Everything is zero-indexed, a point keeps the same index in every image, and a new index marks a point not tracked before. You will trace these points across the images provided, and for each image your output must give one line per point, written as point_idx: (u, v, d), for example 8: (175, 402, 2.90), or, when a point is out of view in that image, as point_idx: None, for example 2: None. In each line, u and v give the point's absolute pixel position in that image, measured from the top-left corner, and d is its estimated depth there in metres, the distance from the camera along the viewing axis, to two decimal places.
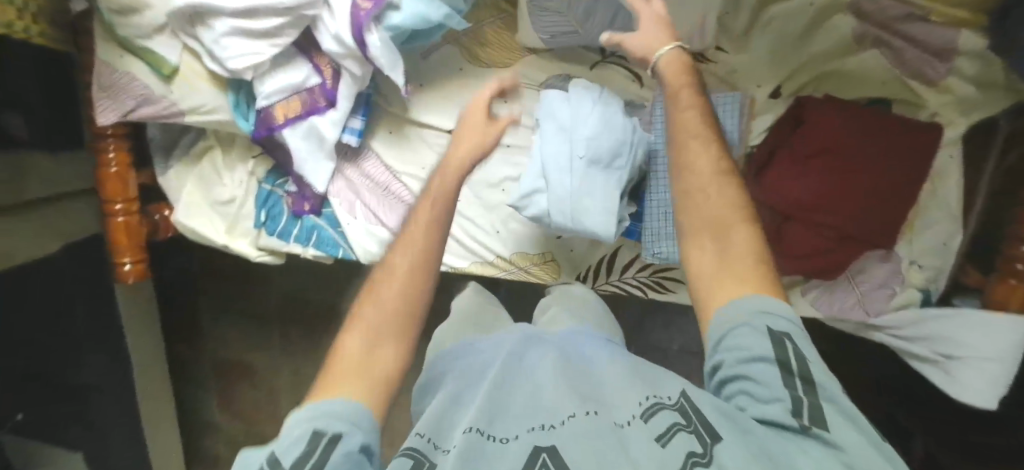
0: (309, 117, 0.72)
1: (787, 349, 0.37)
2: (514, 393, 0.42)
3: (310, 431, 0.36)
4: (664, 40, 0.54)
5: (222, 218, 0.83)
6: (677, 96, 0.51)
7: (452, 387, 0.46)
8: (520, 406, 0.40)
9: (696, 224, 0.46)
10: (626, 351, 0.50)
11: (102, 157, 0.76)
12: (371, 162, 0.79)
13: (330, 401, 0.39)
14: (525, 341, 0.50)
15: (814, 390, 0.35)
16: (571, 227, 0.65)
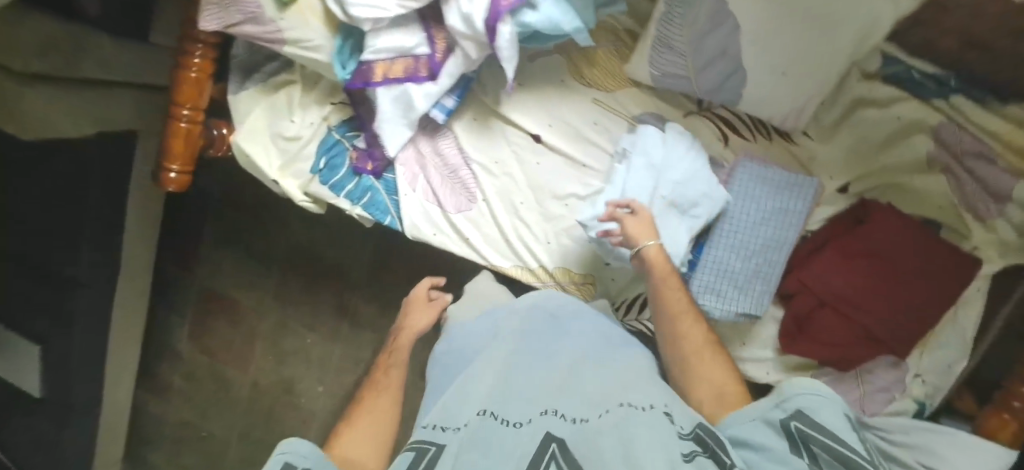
0: (406, 82, 0.72)
1: (795, 427, 0.45)
2: (521, 391, 0.54)
3: (282, 463, 0.48)
4: (648, 235, 0.63)
5: (279, 153, 0.82)
6: (665, 282, 0.63)
7: (466, 380, 0.59)
8: (524, 401, 0.53)
9: (686, 369, 0.58)
10: (621, 352, 0.62)
11: (186, 59, 0.74)
12: (447, 142, 0.80)
13: (302, 442, 0.50)
14: (528, 353, 0.62)
15: (820, 454, 0.42)
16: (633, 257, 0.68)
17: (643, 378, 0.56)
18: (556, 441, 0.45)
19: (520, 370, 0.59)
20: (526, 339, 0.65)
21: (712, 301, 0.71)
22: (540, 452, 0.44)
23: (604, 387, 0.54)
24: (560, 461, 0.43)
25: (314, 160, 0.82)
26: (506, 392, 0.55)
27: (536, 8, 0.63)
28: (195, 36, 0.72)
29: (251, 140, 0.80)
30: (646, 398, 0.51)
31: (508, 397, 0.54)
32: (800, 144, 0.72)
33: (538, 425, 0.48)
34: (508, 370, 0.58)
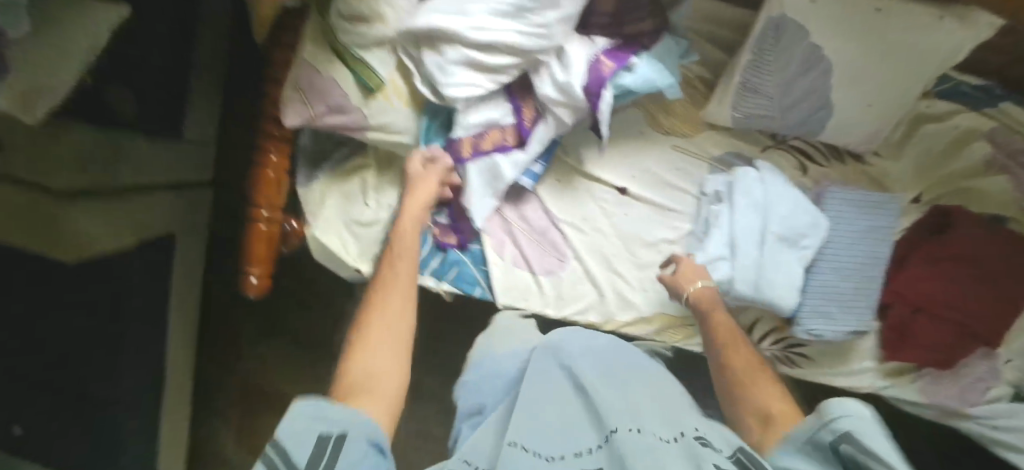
0: (494, 154, 0.72)
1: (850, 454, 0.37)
2: (558, 420, 0.51)
3: (316, 435, 0.41)
4: (696, 277, 0.68)
5: (358, 241, 0.78)
6: (713, 319, 0.64)
7: (507, 407, 0.56)
8: (568, 433, 0.49)
9: (745, 399, 0.55)
10: (631, 371, 0.58)
11: (261, 158, 0.69)
12: (532, 207, 0.79)
13: (316, 404, 0.43)
14: (559, 380, 0.57)
15: None
16: (751, 295, 0.69)
17: (670, 397, 0.52)
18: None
19: (570, 388, 0.55)
20: (573, 349, 0.61)
21: (822, 324, 0.73)
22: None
23: (650, 403, 0.50)
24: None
25: None
26: (543, 420, 0.51)
27: (633, 69, 0.65)
28: (271, 132, 0.69)
29: (328, 232, 0.77)
30: (679, 423, 0.47)
31: (534, 428, 0.49)
32: (873, 164, 0.77)
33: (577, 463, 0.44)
34: (558, 391, 0.55)
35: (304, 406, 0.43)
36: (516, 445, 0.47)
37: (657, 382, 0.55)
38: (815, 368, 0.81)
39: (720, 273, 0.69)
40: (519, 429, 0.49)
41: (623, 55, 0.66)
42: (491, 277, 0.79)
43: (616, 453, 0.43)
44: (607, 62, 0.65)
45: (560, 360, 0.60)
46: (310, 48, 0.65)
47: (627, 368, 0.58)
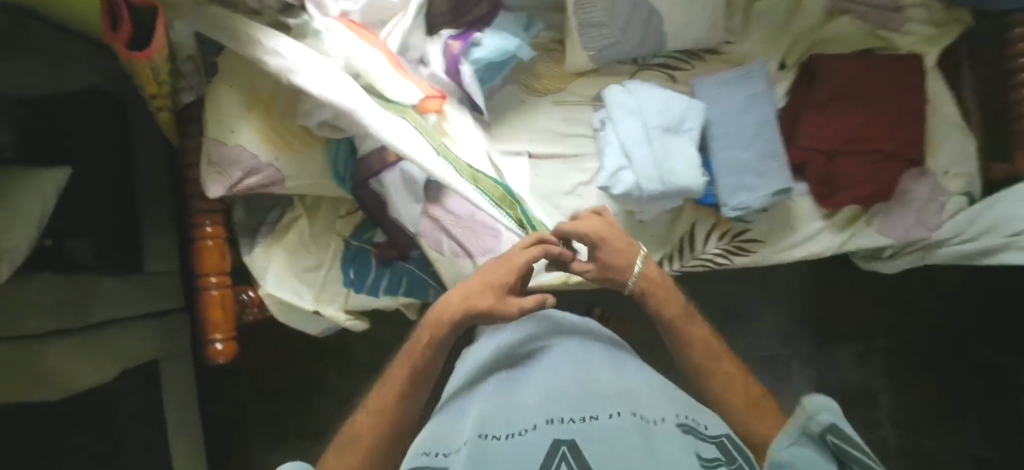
0: (399, 161, 0.78)
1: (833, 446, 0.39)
2: (531, 398, 0.47)
3: None
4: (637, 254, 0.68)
5: (309, 287, 0.82)
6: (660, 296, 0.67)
7: (476, 394, 0.52)
8: (538, 402, 0.45)
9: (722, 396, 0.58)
10: (623, 358, 0.56)
11: (198, 231, 0.75)
12: (453, 197, 0.83)
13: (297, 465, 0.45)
14: (555, 357, 0.54)
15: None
16: (663, 190, 0.71)
17: (640, 385, 0.50)
18: (566, 445, 0.38)
19: (536, 375, 0.51)
20: (533, 354, 0.56)
21: (747, 197, 0.76)
22: (550, 460, 0.37)
23: (605, 390, 0.47)
24: (573, 464, 0.36)
25: (343, 274, 0.83)
26: (514, 400, 0.47)
27: (481, 43, 0.75)
28: (200, 207, 0.75)
29: (278, 284, 0.79)
30: (659, 405, 0.45)
31: (501, 409, 0.46)
32: (728, 51, 0.84)
33: (545, 430, 0.40)
34: (528, 380, 0.50)
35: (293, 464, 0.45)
36: (485, 434, 0.42)
37: (613, 367, 0.53)
38: (770, 247, 0.82)
39: (626, 183, 0.72)
40: (480, 421, 0.45)
41: (467, 34, 0.75)
42: (440, 274, 0.84)
43: (593, 425, 0.41)
44: (455, 43, 0.74)
45: (517, 367, 0.54)
46: (211, 127, 0.71)
47: (588, 358, 0.54)
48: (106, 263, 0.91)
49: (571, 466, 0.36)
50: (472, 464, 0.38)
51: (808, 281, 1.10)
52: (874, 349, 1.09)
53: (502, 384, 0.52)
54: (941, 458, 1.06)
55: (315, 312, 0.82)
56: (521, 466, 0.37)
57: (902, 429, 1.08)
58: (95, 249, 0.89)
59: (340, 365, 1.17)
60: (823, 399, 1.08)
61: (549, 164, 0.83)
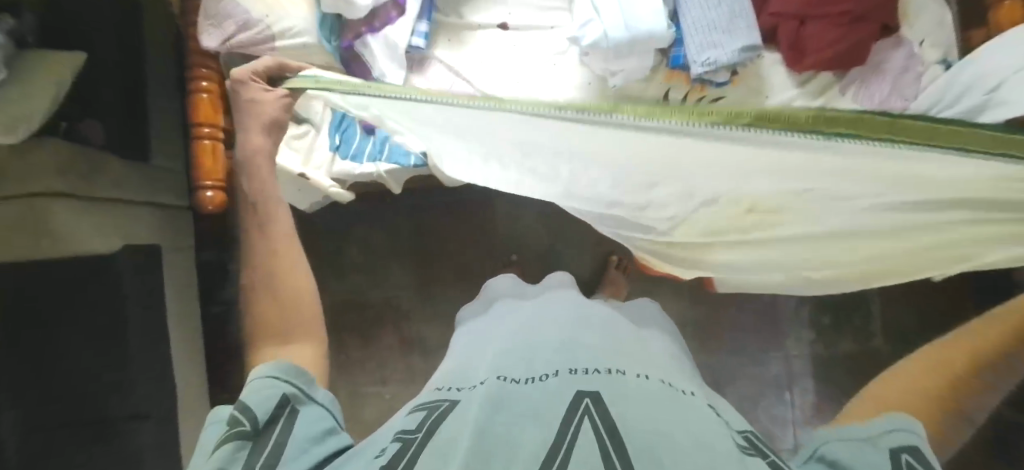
0: (385, 27, 0.83)
1: (934, 465, 0.38)
2: (548, 352, 0.54)
3: (279, 392, 0.44)
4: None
5: (298, 153, 0.87)
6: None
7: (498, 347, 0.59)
8: (551, 349, 0.54)
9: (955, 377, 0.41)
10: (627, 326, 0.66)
11: (195, 85, 0.82)
12: (434, 67, 0.87)
13: (278, 364, 0.46)
14: (577, 318, 0.62)
15: None
16: (628, 37, 0.75)
17: (671, 374, 0.57)
18: (588, 397, 0.44)
19: (562, 338, 0.57)
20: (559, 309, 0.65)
21: (714, 54, 0.77)
22: (574, 409, 0.42)
23: (631, 360, 0.54)
24: (594, 414, 0.41)
25: (329, 139, 0.88)
26: (531, 350, 0.55)
27: None
28: (198, 64, 0.82)
29: None
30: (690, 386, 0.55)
31: (519, 360, 0.53)
32: None
33: (566, 383, 0.47)
34: (548, 339, 0.57)
35: (279, 366, 0.46)
36: (505, 378, 0.49)
37: (642, 352, 0.60)
38: None
39: (595, 35, 0.76)
40: (498, 369, 0.52)
41: None
42: None
43: (624, 389, 0.47)
44: None
45: (536, 325, 0.62)
46: None
47: (619, 332, 0.62)
48: (116, 147, 0.97)
49: (591, 416, 0.41)
50: (491, 406, 0.43)
51: None
52: None
53: (523, 341, 0.58)
54: None
55: (302, 176, 0.86)
56: (538, 411, 0.43)
57: (896, 340, 1.06)
58: (108, 132, 0.95)
59: None
60: (813, 309, 1.08)
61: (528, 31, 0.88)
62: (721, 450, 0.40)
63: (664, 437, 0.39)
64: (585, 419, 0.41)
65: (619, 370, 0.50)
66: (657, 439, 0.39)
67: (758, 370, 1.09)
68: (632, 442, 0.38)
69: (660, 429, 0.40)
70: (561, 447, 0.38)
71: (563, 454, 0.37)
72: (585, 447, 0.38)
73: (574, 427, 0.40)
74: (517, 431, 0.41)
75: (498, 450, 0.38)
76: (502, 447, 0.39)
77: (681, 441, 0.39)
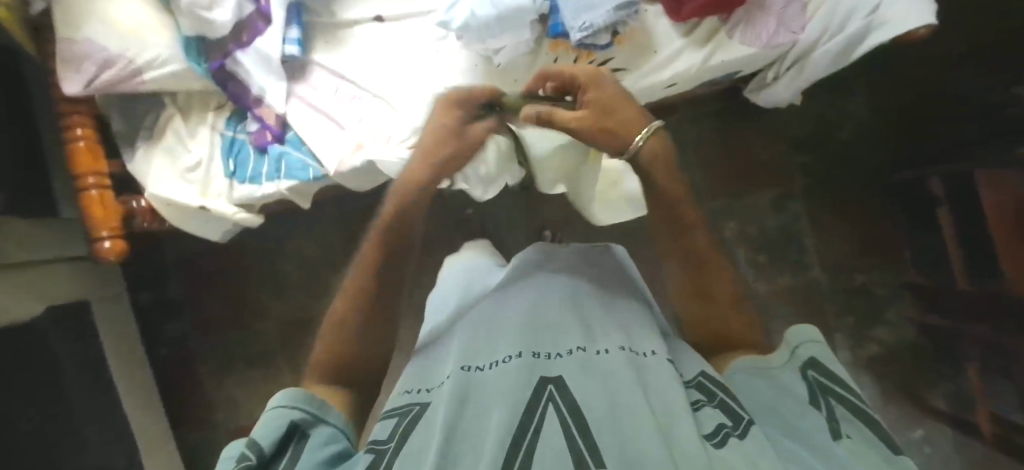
0: (254, 41, 0.81)
1: (812, 379, 0.44)
2: (512, 330, 0.50)
3: (287, 422, 0.42)
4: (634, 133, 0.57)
5: (194, 186, 0.84)
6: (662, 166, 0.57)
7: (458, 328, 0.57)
8: (512, 324, 0.52)
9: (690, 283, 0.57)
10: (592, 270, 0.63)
11: (70, 134, 0.78)
12: (317, 73, 0.87)
13: (293, 392, 0.45)
14: (538, 279, 0.60)
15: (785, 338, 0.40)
16: (495, 14, 0.73)
17: (635, 326, 0.53)
18: (552, 382, 0.43)
19: (524, 309, 0.54)
20: (521, 272, 0.63)
21: (589, 16, 0.75)
22: (537, 398, 0.41)
23: (600, 324, 0.51)
24: (559, 404, 0.40)
25: (223, 166, 0.85)
26: (489, 330, 0.53)
27: None
28: (68, 112, 0.78)
29: (161, 181, 0.83)
30: (650, 343, 0.50)
31: (477, 345, 0.51)
32: None
33: (529, 366, 0.45)
34: (513, 311, 0.54)
35: (290, 393, 0.45)
36: (470, 368, 0.47)
37: (609, 301, 0.57)
38: (634, 73, 0.81)
39: (462, 17, 0.74)
40: (464, 356, 0.49)
41: None
42: (316, 152, 0.84)
43: (585, 367, 0.45)
44: None
45: (499, 294, 0.60)
46: (59, 24, 0.75)
47: (581, 285, 0.59)
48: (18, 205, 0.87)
49: (555, 404, 0.40)
50: (456, 405, 0.42)
51: (717, 132, 1.08)
52: (791, 193, 1.07)
53: (485, 318, 0.55)
54: (874, 291, 1.05)
55: (202, 208, 0.83)
56: (502, 401, 0.42)
57: (833, 269, 1.07)
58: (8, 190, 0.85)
59: (269, 287, 1.17)
60: (749, 250, 1.08)
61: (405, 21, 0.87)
62: (678, 416, 0.40)
63: (622, 417, 0.39)
64: (549, 408, 0.40)
65: (582, 345, 0.48)
66: (615, 422, 0.39)
67: None
68: (595, 432, 0.37)
69: (619, 407, 0.40)
70: (523, 441, 0.38)
71: (521, 456, 0.36)
72: (548, 443, 0.37)
73: (537, 421, 0.39)
74: (481, 430, 0.40)
75: (462, 460, 0.38)
76: (470, 454, 0.38)
77: (643, 418, 0.39)
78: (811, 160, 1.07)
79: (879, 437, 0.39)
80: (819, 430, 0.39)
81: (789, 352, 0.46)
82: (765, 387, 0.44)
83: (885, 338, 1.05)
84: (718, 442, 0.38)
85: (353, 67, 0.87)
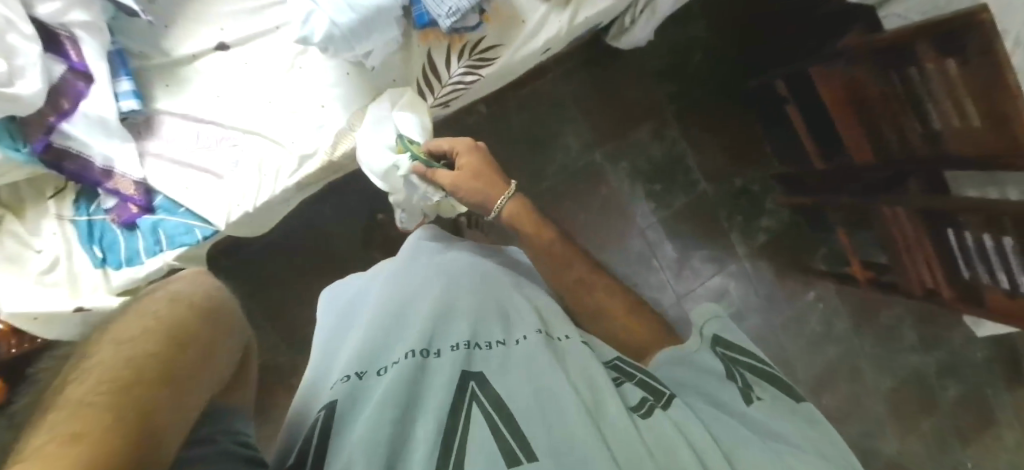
0: (78, 106, 0.70)
1: (723, 352, 0.56)
2: (434, 329, 0.56)
3: None
4: (501, 190, 0.70)
5: (59, 287, 0.73)
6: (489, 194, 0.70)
7: (372, 316, 0.60)
8: (434, 322, 0.57)
9: (563, 281, 0.67)
10: (489, 264, 0.69)
11: None
12: (168, 122, 0.77)
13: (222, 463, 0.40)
14: (450, 276, 0.65)
15: (739, 364, 0.55)
16: (357, 16, 0.68)
17: (544, 312, 0.62)
18: (473, 380, 0.50)
19: (442, 308, 0.60)
20: (431, 268, 0.67)
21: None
22: (462, 397, 0.48)
23: (517, 321, 0.59)
24: (483, 401, 0.48)
25: (90, 255, 0.74)
26: (410, 327, 0.57)
27: None
28: None
29: (15, 298, 0.71)
30: (566, 327, 0.59)
31: (402, 342, 0.56)
32: None
33: (454, 363, 0.51)
34: (434, 307, 0.59)
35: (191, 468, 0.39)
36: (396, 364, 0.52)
37: (516, 290, 0.65)
38: (509, 48, 0.81)
39: (321, 27, 0.68)
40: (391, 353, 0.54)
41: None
42: (194, 211, 0.75)
43: (505, 361, 0.52)
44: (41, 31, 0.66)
45: (413, 285, 0.64)
46: None
47: (491, 278, 0.65)
48: None
49: (479, 401, 0.48)
50: (391, 401, 0.47)
51: (589, 82, 1.13)
52: (665, 122, 1.16)
53: (394, 316, 0.59)
54: (753, 188, 1.18)
55: (79, 310, 0.73)
56: (429, 400, 0.48)
57: (718, 179, 1.18)
58: None
59: None
60: (644, 183, 1.16)
61: (254, 37, 0.78)
62: (596, 390, 0.49)
63: (547, 402, 0.47)
64: (473, 405, 0.47)
65: (502, 340, 0.55)
66: (541, 407, 0.47)
67: (624, 253, 1.15)
68: (519, 417, 0.46)
69: (541, 394, 0.48)
70: (452, 440, 0.44)
71: (455, 448, 0.43)
72: (478, 435, 0.44)
73: (463, 418, 0.46)
74: (411, 423, 0.46)
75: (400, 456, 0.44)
76: (411, 447, 0.44)
77: (561, 396, 0.48)
78: (673, 88, 1.16)
79: (778, 392, 0.52)
80: (736, 396, 0.52)
81: (699, 334, 0.58)
82: (685, 366, 0.56)
83: (771, 225, 1.19)
84: (646, 412, 0.48)
85: (211, 110, 0.78)
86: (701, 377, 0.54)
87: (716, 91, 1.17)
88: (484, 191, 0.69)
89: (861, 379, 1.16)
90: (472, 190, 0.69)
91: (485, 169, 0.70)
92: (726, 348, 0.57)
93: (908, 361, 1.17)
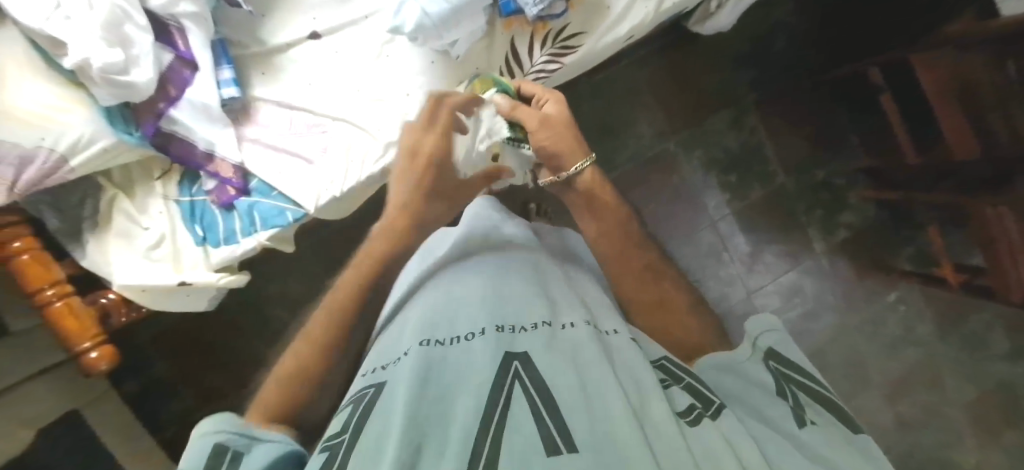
0: (185, 92, 0.74)
1: (775, 367, 0.45)
2: (474, 305, 0.49)
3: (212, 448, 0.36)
4: (580, 154, 0.64)
5: (164, 263, 0.77)
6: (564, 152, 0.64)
7: (414, 296, 0.54)
8: (476, 298, 0.50)
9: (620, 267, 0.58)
10: (535, 246, 0.62)
11: (7, 249, 0.68)
12: (263, 109, 0.81)
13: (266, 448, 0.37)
14: (498, 254, 0.59)
15: (798, 384, 0.43)
16: (449, 6, 0.69)
17: (593, 302, 0.53)
18: (518, 359, 0.42)
19: (486, 285, 0.52)
20: (476, 247, 0.61)
21: None
22: (504, 376, 0.40)
23: (565, 304, 0.50)
24: (525, 381, 0.40)
25: (191, 234, 0.78)
26: (449, 302, 0.51)
27: None
28: None
29: (128, 273, 0.75)
30: (615, 321, 0.50)
31: (440, 316, 0.48)
32: None
33: (495, 343, 0.44)
34: (476, 286, 0.52)
35: (220, 419, 0.38)
36: (430, 341, 0.45)
37: (565, 277, 0.57)
38: (593, 36, 0.79)
39: (413, 17, 0.69)
40: (423, 329, 0.47)
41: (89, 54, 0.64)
42: (285, 193, 0.78)
43: (552, 343, 0.44)
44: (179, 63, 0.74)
45: (460, 264, 0.57)
46: None
47: (539, 262, 0.58)
48: None
49: (522, 381, 0.40)
50: (421, 381, 0.40)
51: (665, 69, 1.10)
52: (743, 111, 1.12)
53: (440, 291, 0.53)
54: (834, 182, 1.13)
55: (182, 284, 0.76)
56: (468, 382, 0.40)
57: (796, 170, 1.13)
58: None
59: (263, 336, 1.10)
60: (718, 173, 1.13)
61: (344, 26, 0.82)
62: (645, 391, 0.40)
63: (594, 396, 0.38)
64: (516, 384, 0.39)
65: (547, 320, 0.47)
66: (586, 401, 0.38)
67: (694, 245, 1.13)
68: (566, 407, 0.37)
69: (589, 386, 0.39)
70: (493, 423, 0.36)
71: (494, 434, 0.35)
72: (517, 423, 0.36)
73: (505, 398, 0.38)
74: (452, 403, 0.39)
75: (430, 443, 0.35)
76: (436, 431, 0.36)
77: (610, 392, 0.39)
78: (754, 76, 1.12)
79: (840, 423, 0.40)
80: (787, 417, 0.41)
81: (751, 344, 0.47)
82: (727, 376, 0.45)
83: (851, 220, 1.13)
84: (693, 421, 0.39)
85: (301, 94, 0.81)
86: (745, 391, 0.44)
87: (798, 79, 1.12)
88: (563, 147, 0.64)
89: (941, 386, 1.11)
90: (545, 142, 0.64)
91: (578, 127, 0.66)
92: (780, 364, 0.45)
93: (997, 371, 1.09)
